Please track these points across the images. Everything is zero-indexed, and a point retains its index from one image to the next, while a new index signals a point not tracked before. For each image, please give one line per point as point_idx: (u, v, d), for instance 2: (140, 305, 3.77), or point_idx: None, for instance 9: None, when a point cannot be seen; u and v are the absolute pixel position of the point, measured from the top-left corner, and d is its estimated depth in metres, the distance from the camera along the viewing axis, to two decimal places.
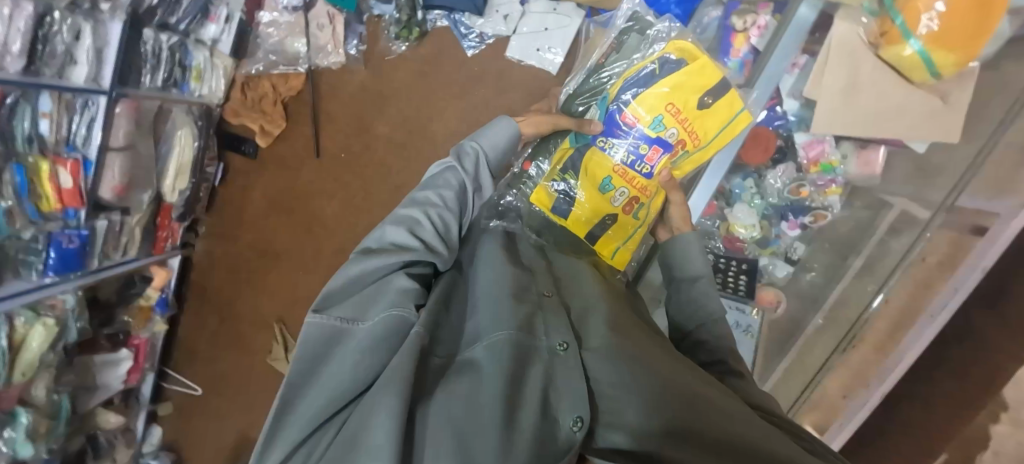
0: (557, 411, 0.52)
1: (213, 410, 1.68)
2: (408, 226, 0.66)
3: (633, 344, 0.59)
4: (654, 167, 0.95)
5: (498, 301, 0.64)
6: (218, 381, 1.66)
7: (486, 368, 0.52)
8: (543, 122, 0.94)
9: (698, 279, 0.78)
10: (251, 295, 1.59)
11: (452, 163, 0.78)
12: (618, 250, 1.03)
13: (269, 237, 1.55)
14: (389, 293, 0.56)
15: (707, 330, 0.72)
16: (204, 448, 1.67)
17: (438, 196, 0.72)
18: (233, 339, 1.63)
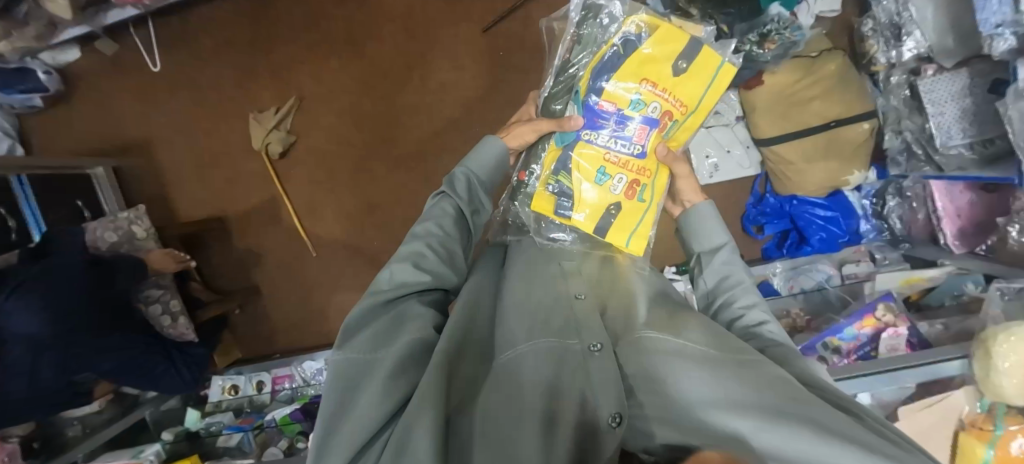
0: (597, 407, 0.46)
1: (150, 95, 1.43)
2: (412, 260, 0.59)
3: (661, 332, 0.53)
4: (647, 144, 0.72)
5: (523, 320, 0.58)
6: (183, 79, 1.42)
7: (517, 380, 0.47)
8: (527, 132, 0.75)
9: (721, 247, 0.69)
10: (295, 51, 1.37)
11: (444, 190, 0.68)
12: (635, 235, 0.77)
13: (366, 31, 1.35)
14: (405, 321, 0.51)
15: (735, 302, 0.64)
16: (106, 114, 1.44)
17: (439, 226, 0.64)
18: (237, 65, 1.39)
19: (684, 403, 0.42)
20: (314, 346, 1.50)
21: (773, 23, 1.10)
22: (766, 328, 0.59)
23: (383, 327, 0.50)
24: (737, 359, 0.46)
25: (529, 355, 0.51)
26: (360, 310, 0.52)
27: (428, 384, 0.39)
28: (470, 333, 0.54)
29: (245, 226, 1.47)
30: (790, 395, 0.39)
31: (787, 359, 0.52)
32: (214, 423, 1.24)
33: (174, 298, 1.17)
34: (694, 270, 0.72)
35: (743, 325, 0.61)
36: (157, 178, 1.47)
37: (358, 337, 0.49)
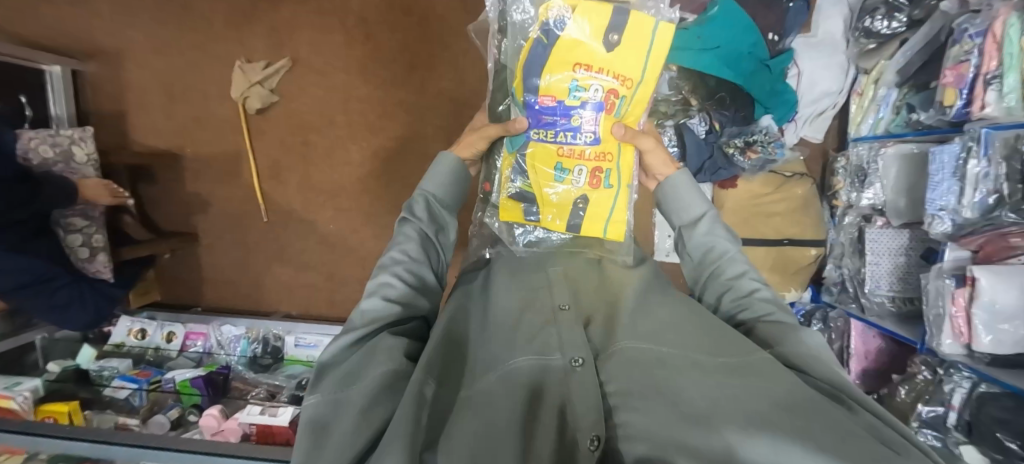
0: (575, 430, 0.46)
1: (133, 9, 1.34)
2: (380, 292, 0.57)
3: (646, 340, 0.53)
4: (600, 129, 0.69)
5: (506, 334, 0.58)
6: (173, 5, 1.33)
7: (499, 394, 0.47)
8: (475, 140, 0.74)
9: (703, 218, 0.69)
10: (302, 13, 1.31)
11: (406, 215, 0.68)
12: (609, 222, 0.76)
13: (377, 17, 1.29)
14: (370, 359, 0.47)
15: (724, 273, 0.65)
16: (83, 15, 1.35)
17: (404, 252, 0.63)
18: (236, 7, 1.32)
19: (676, 416, 0.42)
20: (239, 310, 1.45)
21: (761, 134, 1.18)
22: (758, 295, 0.61)
23: (352, 365, 0.47)
24: (731, 367, 0.45)
25: (511, 371, 0.51)
26: (337, 346, 0.50)
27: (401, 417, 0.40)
28: (455, 353, 0.54)
29: (200, 171, 1.40)
30: (788, 404, 0.39)
31: (782, 334, 0.53)
32: (108, 368, 1.17)
33: (99, 233, 1.08)
34: (680, 244, 0.71)
35: (736, 296, 0.62)
36: (118, 97, 1.38)
37: (331, 376, 0.46)
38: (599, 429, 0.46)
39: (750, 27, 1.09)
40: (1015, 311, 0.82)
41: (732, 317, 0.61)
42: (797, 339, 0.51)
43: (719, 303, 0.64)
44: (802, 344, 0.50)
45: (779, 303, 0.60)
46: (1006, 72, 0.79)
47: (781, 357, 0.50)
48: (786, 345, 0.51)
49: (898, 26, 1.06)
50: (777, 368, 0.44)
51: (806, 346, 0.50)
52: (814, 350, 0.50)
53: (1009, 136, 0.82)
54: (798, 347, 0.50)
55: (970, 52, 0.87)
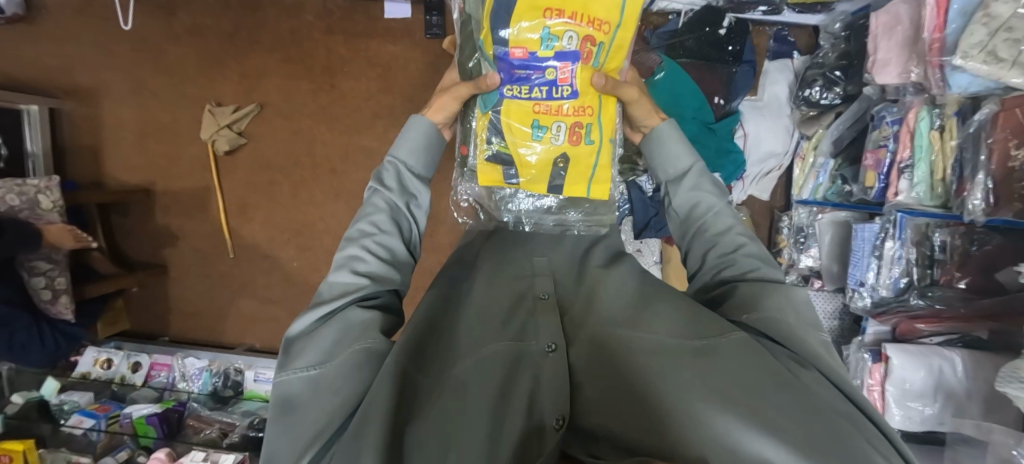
0: (539, 410, 0.42)
1: (111, 49, 1.39)
2: (349, 265, 0.52)
3: (613, 326, 0.49)
4: (577, 82, 0.65)
5: (483, 323, 0.53)
6: (150, 48, 1.38)
7: (469, 377, 0.44)
8: (447, 101, 0.66)
9: (690, 172, 0.65)
10: (271, 60, 1.35)
11: (375, 185, 0.60)
12: (591, 181, 0.73)
13: (343, 67, 1.34)
14: (344, 336, 0.43)
15: (709, 229, 0.61)
16: (63, 54, 1.40)
17: (375, 223, 0.57)
18: (209, 52, 1.37)
19: (701, 388, 0.36)
20: (203, 342, 1.49)
21: None
22: (743, 252, 0.57)
23: (330, 339, 0.42)
24: (698, 351, 0.40)
25: (479, 358, 0.46)
26: (307, 321, 0.45)
27: (376, 404, 0.37)
28: (431, 339, 0.50)
29: (171, 205, 1.45)
30: (752, 389, 0.35)
31: (761, 298, 0.49)
32: (68, 402, 1.23)
33: (62, 276, 1.12)
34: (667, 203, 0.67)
35: (719, 253, 0.58)
36: (93, 132, 1.43)
37: (305, 346, 0.42)
38: (563, 409, 0.42)
39: (696, 93, 1.12)
40: (923, 390, 0.87)
41: (712, 273, 0.57)
42: (774, 301, 0.48)
43: (702, 260, 0.59)
44: (775, 313, 0.46)
45: (765, 258, 0.56)
46: (918, 162, 0.84)
47: (754, 326, 0.46)
48: (761, 314, 0.46)
49: (834, 98, 1.10)
50: (750, 353, 0.38)
51: (790, 319, 0.46)
52: (793, 316, 0.47)
53: (920, 223, 0.88)
54: (781, 321, 0.45)
55: (886, 139, 0.91)
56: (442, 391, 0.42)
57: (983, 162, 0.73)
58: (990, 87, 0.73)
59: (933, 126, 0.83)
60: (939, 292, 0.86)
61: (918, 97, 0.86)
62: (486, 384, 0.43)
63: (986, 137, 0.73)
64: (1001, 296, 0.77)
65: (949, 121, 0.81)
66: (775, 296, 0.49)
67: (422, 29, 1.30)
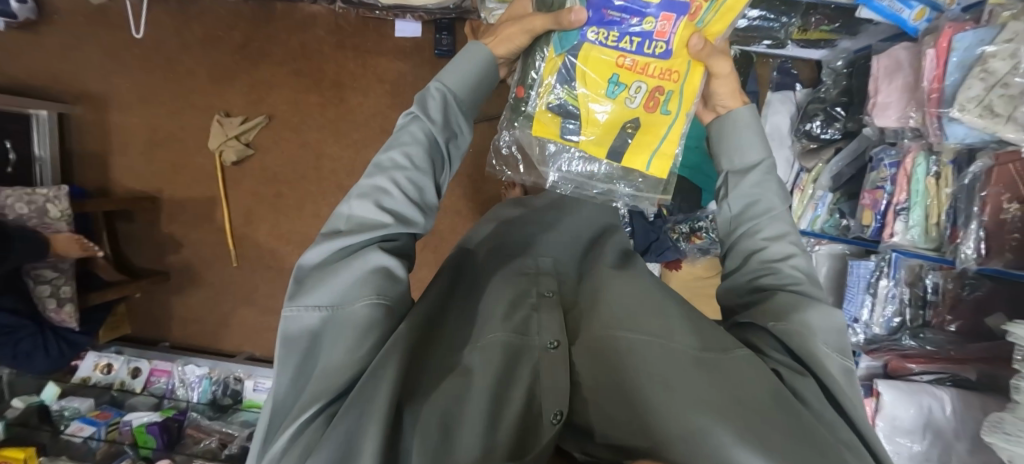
0: (540, 401, 0.36)
1: (122, 56, 1.40)
2: (373, 198, 0.41)
3: (613, 324, 0.41)
4: (674, 39, 0.56)
5: (486, 309, 0.45)
6: (160, 56, 1.39)
7: (471, 361, 0.37)
8: (517, 33, 0.56)
9: (758, 166, 0.52)
10: (281, 73, 1.36)
11: (416, 111, 0.47)
12: (657, 153, 0.65)
13: (352, 82, 1.35)
14: (361, 278, 0.35)
15: (760, 232, 0.50)
16: (73, 59, 1.40)
17: (406, 157, 0.44)
18: (220, 62, 1.38)
19: (701, 400, 0.31)
20: (203, 349, 1.50)
21: (708, 220, 1.25)
22: (791, 263, 0.47)
23: (347, 276, 0.35)
24: (701, 362, 0.35)
25: (480, 343, 0.40)
26: (323, 253, 0.38)
27: (380, 372, 0.29)
28: (431, 317, 0.42)
29: (176, 213, 1.46)
30: (749, 407, 0.31)
31: (797, 308, 0.42)
32: (68, 408, 1.25)
33: (67, 284, 1.13)
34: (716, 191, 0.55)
35: (764, 259, 0.48)
36: (101, 138, 1.44)
37: (320, 281, 0.35)
38: (563, 404, 0.36)
39: None
40: (912, 427, 0.88)
41: (747, 276, 0.49)
42: (810, 316, 0.40)
43: (746, 260, 0.50)
44: (806, 329, 0.40)
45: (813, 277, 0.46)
46: (914, 206, 0.86)
47: (778, 339, 0.40)
48: (789, 324, 0.40)
49: (834, 134, 1.12)
50: (758, 372, 0.34)
51: (822, 340, 0.39)
52: (826, 334, 0.39)
53: (913, 264, 0.91)
54: (813, 338, 0.39)
55: (884, 180, 0.92)
56: (441, 373, 0.35)
57: (976, 213, 0.76)
58: (985, 139, 0.75)
59: (929, 172, 0.86)
60: (930, 335, 0.89)
61: (916, 142, 0.87)
62: (491, 364, 0.36)
63: (979, 189, 0.75)
64: (991, 341, 0.81)
65: (945, 169, 0.84)
66: (810, 311, 0.41)
67: (432, 48, 1.32)
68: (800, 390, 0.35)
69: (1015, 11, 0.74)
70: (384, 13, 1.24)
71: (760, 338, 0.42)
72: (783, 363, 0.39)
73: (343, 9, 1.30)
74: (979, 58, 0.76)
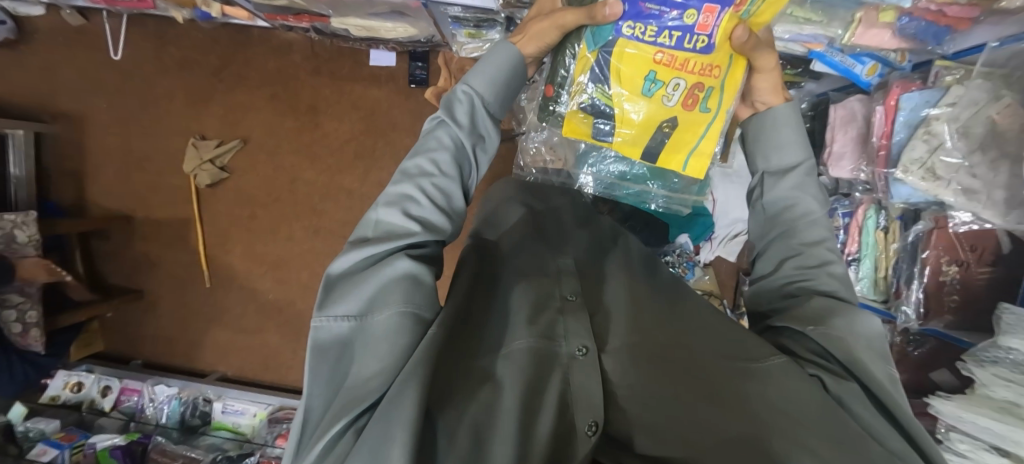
0: (574, 412, 0.37)
1: (101, 77, 1.41)
2: (401, 205, 0.43)
3: (651, 329, 0.45)
4: (717, 31, 0.48)
5: (514, 303, 0.45)
6: (139, 77, 1.40)
7: (498, 369, 0.37)
8: (548, 29, 0.52)
9: (795, 169, 0.52)
10: (256, 97, 1.37)
11: (442, 116, 0.48)
12: (695, 152, 0.59)
13: (327, 108, 1.36)
14: (390, 284, 0.37)
15: (797, 236, 0.51)
16: (52, 77, 1.41)
17: (433, 164, 0.46)
18: (197, 86, 1.39)
19: (774, 415, 0.35)
20: (175, 368, 1.50)
21: (674, 254, 1.29)
22: (829, 270, 0.47)
23: (373, 285, 0.37)
24: (739, 373, 0.39)
25: (508, 352, 0.39)
26: (349, 261, 0.39)
27: (407, 384, 0.29)
28: (469, 313, 0.43)
29: (151, 233, 1.46)
30: (807, 423, 0.34)
31: (830, 313, 0.43)
32: (33, 430, 1.24)
33: (33, 309, 1.14)
34: (752, 194, 0.56)
35: (799, 265, 0.49)
36: (78, 156, 1.44)
37: (350, 290, 0.37)
38: (598, 414, 0.37)
39: None
40: None
41: (780, 281, 0.50)
42: (845, 321, 0.42)
43: (778, 266, 0.51)
44: (847, 334, 0.41)
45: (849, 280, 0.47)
46: (864, 258, 0.89)
47: (817, 341, 0.42)
48: (827, 329, 0.42)
49: None
50: (792, 379, 0.37)
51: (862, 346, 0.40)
52: (866, 337, 0.41)
53: None
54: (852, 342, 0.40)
55: (837, 228, 0.93)
56: (472, 378, 0.35)
57: (919, 274, 0.79)
58: (929, 200, 0.76)
59: (878, 225, 0.87)
60: None
61: (867, 195, 0.89)
62: (519, 373, 0.36)
63: (920, 251, 0.78)
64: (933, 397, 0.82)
65: (892, 224, 0.85)
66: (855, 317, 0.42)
67: (405, 78, 1.33)
68: (846, 399, 0.37)
69: (958, 75, 0.76)
70: (357, 43, 1.26)
71: (803, 341, 0.43)
72: (821, 370, 0.40)
73: (319, 37, 1.31)
74: (924, 120, 0.77)
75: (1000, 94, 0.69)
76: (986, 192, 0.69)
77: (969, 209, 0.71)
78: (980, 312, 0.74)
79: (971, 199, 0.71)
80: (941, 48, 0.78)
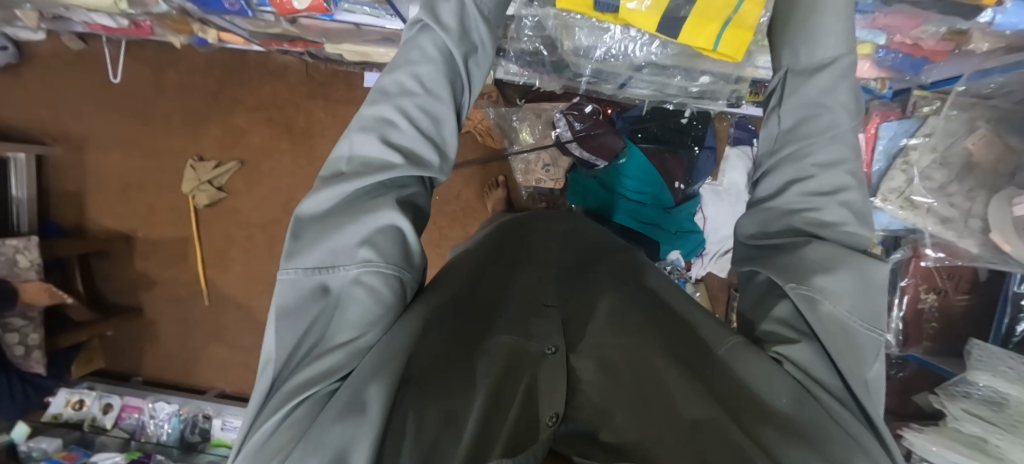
0: (537, 404, 0.40)
1: (101, 100, 1.44)
2: (379, 132, 0.38)
3: (618, 332, 0.50)
4: None
5: (506, 318, 0.52)
6: (138, 99, 1.43)
7: (478, 365, 0.42)
8: None
9: (831, 65, 0.39)
10: (253, 119, 1.40)
11: (425, 19, 0.40)
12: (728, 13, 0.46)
13: (322, 129, 1.38)
14: (368, 237, 0.35)
15: (811, 155, 0.40)
16: (52, 100, 1.44)
17: (417, 79, 0.40)
18: (194, 108, 1.42)
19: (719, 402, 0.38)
20: (175, 384, 1.52)
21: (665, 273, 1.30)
22: (840, 199, 0.38)
23: (352, 235, 0.35)
24: (692, 367, 0.43)
25: (487, 350, 0.45)
26: (325, 201, 0.36)
27: (380, 373, 0.33)
28: (462, 318, 0.49)
29: (150, 251, 1.49)
30: (750, 409, 0.36)
31: (817, 266, 0.37)
32: (37, 450, 1.28)
33: (35, 332, 1.17)
34: (768, 102, 0.43)
35: (804, 191, 0.39)
36: (78, 178, 1.47)
37: (323, 240, 0.35)
38: (558, 408, 0.39)
39: (656, 178, 1.21)
40: None
41: (779, 212, 0.42)
42: (837, 278, 0.36)
43: (779, 188, 0.42)
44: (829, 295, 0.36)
45: (865, 211, 0.38)
46: None
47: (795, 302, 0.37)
48: (808, 288, 0.37)
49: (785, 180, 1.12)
50: (753, 359, 0.38)
51: (840, 307, 0.36)
52: (854, 294, 0.36)
53: None
54: (833, 305, 0.36)
55: None
56: (450, 372, 0.40)
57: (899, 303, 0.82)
58: (907, 227, 0.79)
59: None
60: None
61: None
62: (493, 368, 0.42)
63: (901, 278, 0.82)
64: None
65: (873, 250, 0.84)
66: (850, 263, 0.36)
67: None
68: (810, 390, 0.36)
69: (934, 106, 0.79)
70: (351, 67, 1.28)
71: (779, 306, 0.41)
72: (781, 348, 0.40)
73: (313, 60, 1.33)
74: (902, 150, 0.80)
75: (977, 126, 0.70)
76: (963, 220, 0.70)
77: (949, 236, 0.72)
78: (956, 338, 0.79)
79: (948, 226, 0.72)
80: (920, 77, 0.78)
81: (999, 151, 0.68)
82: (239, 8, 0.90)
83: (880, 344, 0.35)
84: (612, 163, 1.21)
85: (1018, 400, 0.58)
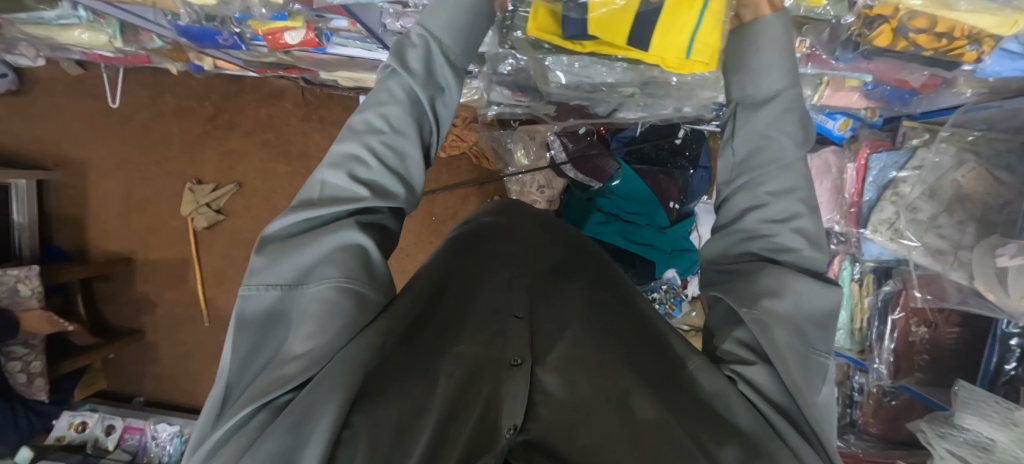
0: (496, 413, 0.36)
1: (100, 125, 1.45)
2: (347, 167, 0.38)
3: (592, 339, 0.46)
4: None
5: (472, 318, 0.48)
6: (136, 124, 1.44)
7: (440, 367, 0.39)
8: None
9: (775, 99, 0.42)
10: (250, 143, 1.41)
11: (392, 64, 0.41)
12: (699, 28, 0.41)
13: (318, 153, 1.39)
14: (327, 256, 0.34)
15: (764, 184, 0.42)
16: (52, 125, 1.45)
17: (383, 119, 0.40)
18: (192, 132, 1.43)
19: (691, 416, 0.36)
20: (174, 405, 1.53)
21: (660, 291, 1.32)
22: (794, 226, 0.40)
23: (310, 253, 0.34)
24: (666, 383, 0.41)
25: (448, 356, 0.41)
26: (293, 224, 0.36)
27: (325, 395, 0.30)
28: (426, 326, 0.45)
29: (149, 274, 1.50)
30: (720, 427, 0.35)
31: (766, 287, 0.38)
32: None
33: (37, 359, 1.19)
34: (724, 132, 0.47)
35: (763, 218, 0.41)
36: (78, 203, 1.48)
37: (282, 255, 0.34)
38: (517, 417, 0.35)
39: (651, 198, 1.19)
40: None
41: (737, 237, 0.43)
42: (784, 304, 0.37)
43: (738, 214, 0.44)
44: (788, 320, 0.36)
45: (819, 238, 0.40)
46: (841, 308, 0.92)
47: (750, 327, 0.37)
48: (760, 313, 0.37)
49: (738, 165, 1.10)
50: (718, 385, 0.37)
51: (788, 333, 0.36)
52: (800, 317, 0.37)
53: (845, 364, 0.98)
54: (781, 330, 0.36)
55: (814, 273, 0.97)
56: (411, 376, 0.37)
57: (888, 333, 0.84)
58: (894, 258, 0.80)
59: (853, 276, 0.91)
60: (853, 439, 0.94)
61: (842, 247, 0.92)
62: (452, 375, 0.38)
63: (892, 311, 0.84)
64: (906, 450, 0.86)
65: (867, 277, 0.89)
66: (796, 288, 0.37)
67: None
68: (775, 422, 0.35)
69: (924, 137, 0.78)
70: (345, 91, 1.29)
71: (737, 329, 0.41)
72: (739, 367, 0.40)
73: (308, 84, 1.34)
74: (891, 181, 0.80)
75: (963, 159, 0.69)
76: (953, 253, 0.69)
77: (938, 268, 0.71)
78: (944, 370, 0.79)
79: (937, 258, 0.71)
80: (910, 108, 0.78)
81: (988, 185, 0.66)
82: (233, 42, 0.91)
83: (827, 369, 0.35)
84: (606, 184, 1.20)
85: (1005, 446, 0.59)
